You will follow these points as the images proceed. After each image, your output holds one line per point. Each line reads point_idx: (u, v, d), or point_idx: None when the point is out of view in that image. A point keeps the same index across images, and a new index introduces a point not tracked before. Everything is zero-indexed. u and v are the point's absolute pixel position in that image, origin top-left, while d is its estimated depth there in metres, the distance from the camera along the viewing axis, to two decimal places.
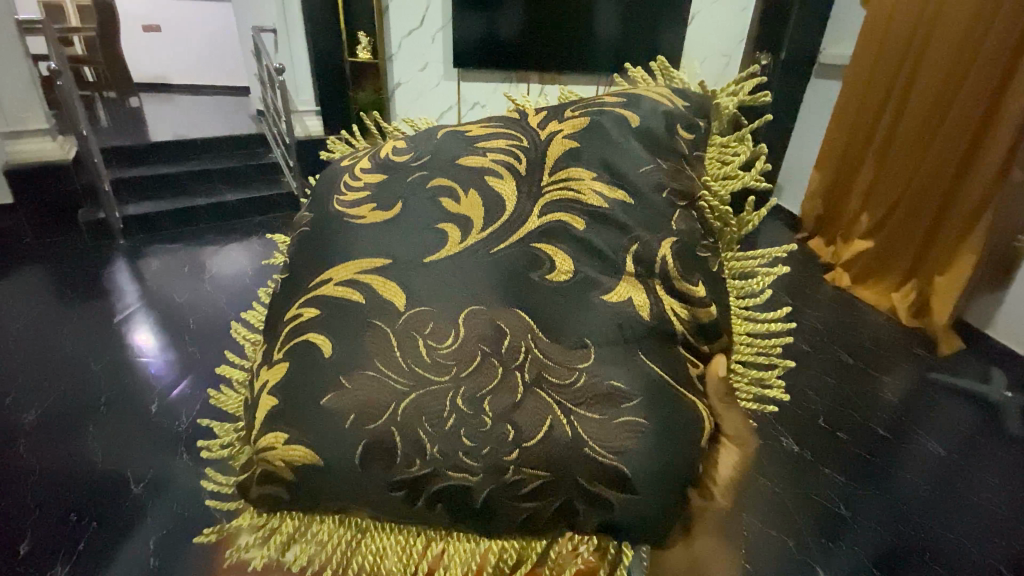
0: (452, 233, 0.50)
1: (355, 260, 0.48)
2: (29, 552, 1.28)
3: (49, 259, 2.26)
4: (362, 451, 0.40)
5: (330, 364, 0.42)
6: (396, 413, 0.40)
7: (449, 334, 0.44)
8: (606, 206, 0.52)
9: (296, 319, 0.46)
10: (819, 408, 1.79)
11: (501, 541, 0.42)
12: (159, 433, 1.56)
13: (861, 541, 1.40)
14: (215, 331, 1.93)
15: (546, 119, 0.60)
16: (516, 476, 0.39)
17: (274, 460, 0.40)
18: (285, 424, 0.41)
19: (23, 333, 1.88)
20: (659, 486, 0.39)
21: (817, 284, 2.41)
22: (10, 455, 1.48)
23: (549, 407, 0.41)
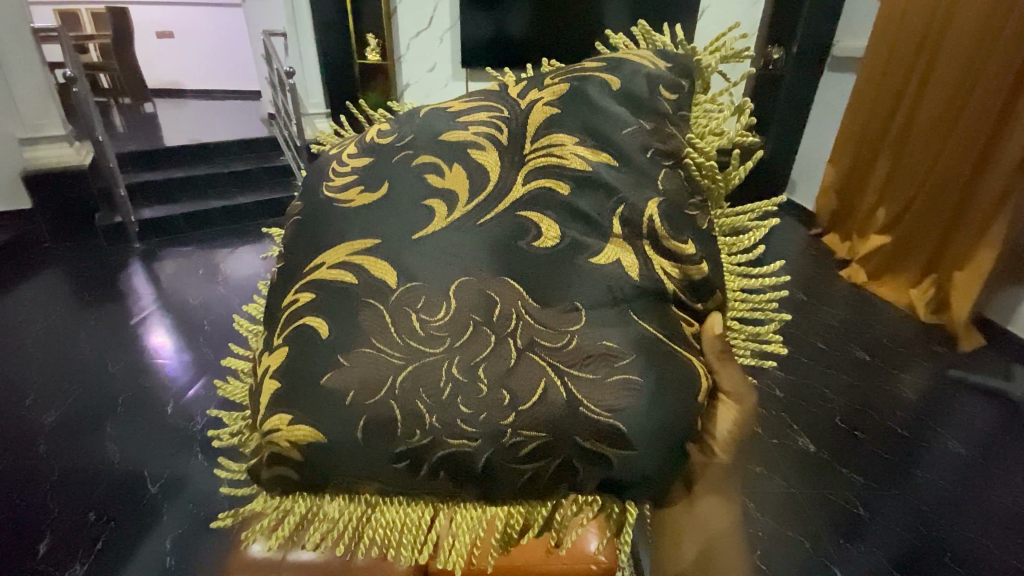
0: (438, 208, 0.49)
1: (346, 243, 0.48)
2: (49, 552, 1.30)
3: (67, 263, 2.30)
4: (364, 426, 0.39)
5: (328, 345, 0.42)
6: (394, 387, 0.40)
7: (441, 306, 0.44)
8: (589, 168, 0.51)
9: (292, 304, 0.46)
10: (835, 406, 1.76)
11: (507, 507, 0.43)
12: (174, 434, 1.58)
13: (879, 542, 1.38)
14: (229, 332, 1.94)
15: (525, 88, 0.58)
16: (514, 440, 0.39)
17: (280, 442, 0.40)
18: (288, 407, 0.41)
19: (41, 335, 1.92)
20: (657, 441, 0.39)
21: (832, 281, 2.37)
22: (30, 456, 1.51)
23: (543, 370, 0.41)
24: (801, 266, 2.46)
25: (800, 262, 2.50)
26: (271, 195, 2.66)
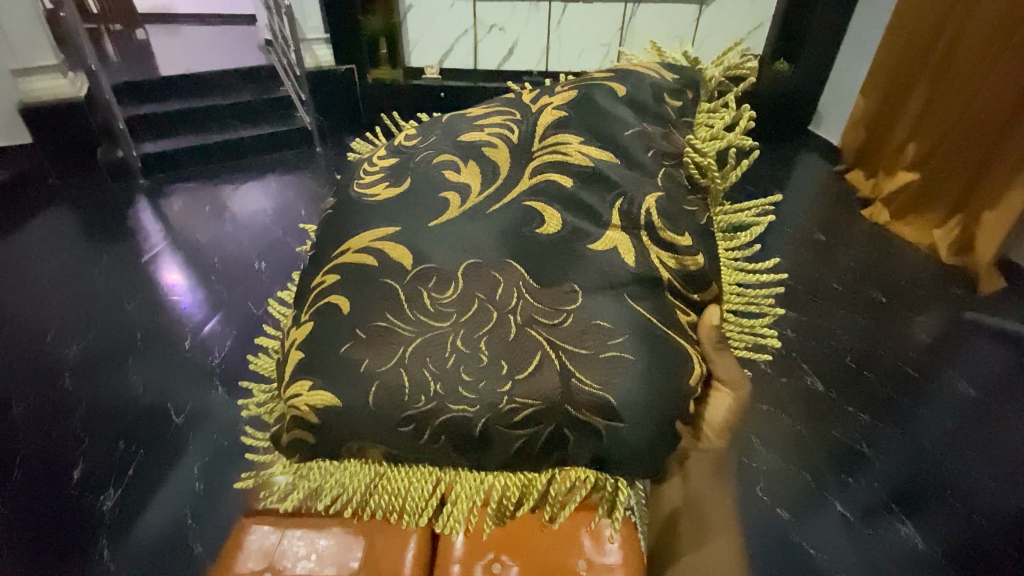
0: (453, 198, 0.69)
1: (370, 233, 0.67)
2: (83, 478, 1.37)
3: (73, 199, 2.29)
4: (375, 389, 0.57)
5: (348, 318, 0.61)
6: (403, 357, 0.58)
7: (449, 286, 0.62)
8: (591, 162, 0.71)
9: (321, 284, 0.65)
10: (846, 347, 1.75)
11: (503, 479, 0.61)
12: (193, 369, 1.62)
13: (878, 476, 1.41)
14: (240, 270, 1.95)
15: (540, 95, 0.83)
16: (511, 405, 0.56)
17: (302, 406, 0.59)
18: (309, 375, 0.59)
19: (55, 271, 1.95)
20: (644, 418, 0.56)
21: (852, 219, 2.30)
22: (55, 389, 1.56)
23: (541, 346, 0.58)
24: (821, 203, 2.39)
25: (819, 199, 2.41)
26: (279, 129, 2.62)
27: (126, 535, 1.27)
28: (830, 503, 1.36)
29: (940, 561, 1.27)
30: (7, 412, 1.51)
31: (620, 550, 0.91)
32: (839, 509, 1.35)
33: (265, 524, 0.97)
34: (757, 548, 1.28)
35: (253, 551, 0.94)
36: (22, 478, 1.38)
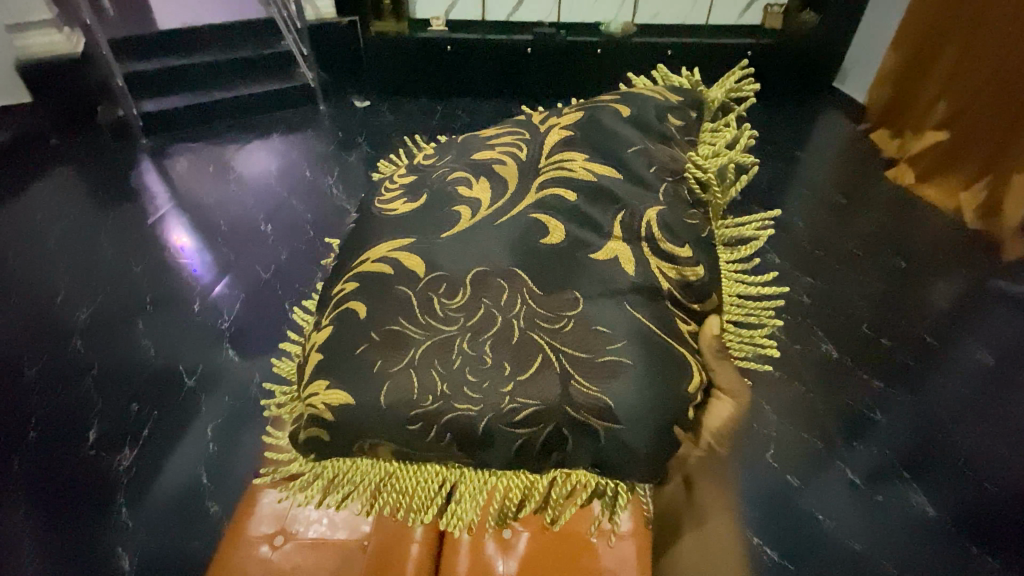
0: (465, 211, 0.83)
1: (389, 245, 0.81)
2: (98, 438, 1.39)
3: (75, 159, 2.27)
4: (386, 388, 0.69)
5: (364, 323, 0.74)
6: (413, 358, 0.71)
7: (459, 293, 0.75)
8: (593, 178, 0.87)
9: (342, 291, 0.78)
10: (862, 313, 1.71)
11: (504, 481, 0.73)
12: (203, 330, 1.62)
13: (888, 442, 1.41)
14: (247, 232, 1.94)
15: (549, 118, 1.00)
16: (512, 403, 0.68)
17: (318, 403, 0.71)
18: (325, 376, 0.72)
19: (63, 234, 1.94)
20: (638, 422, 0.69)
21: (875, 180, 2.22)
22: (68, 351, 1.58)
23: (541, 348, 0.71)
24: (841, 164, 2.31)
25: (840, 160, 2.33)
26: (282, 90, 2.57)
27: (143, 493, 1.30)
28: (836, 467, 1.37)
29: (949, 528, 1.28)
30: (22, 373, 1.53)
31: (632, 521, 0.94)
32: (848, 474, 1.36)
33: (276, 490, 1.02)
34: (766, 514, 1.31)
35: (265, 514, 0.99)
36: (38, 435, 1.41)
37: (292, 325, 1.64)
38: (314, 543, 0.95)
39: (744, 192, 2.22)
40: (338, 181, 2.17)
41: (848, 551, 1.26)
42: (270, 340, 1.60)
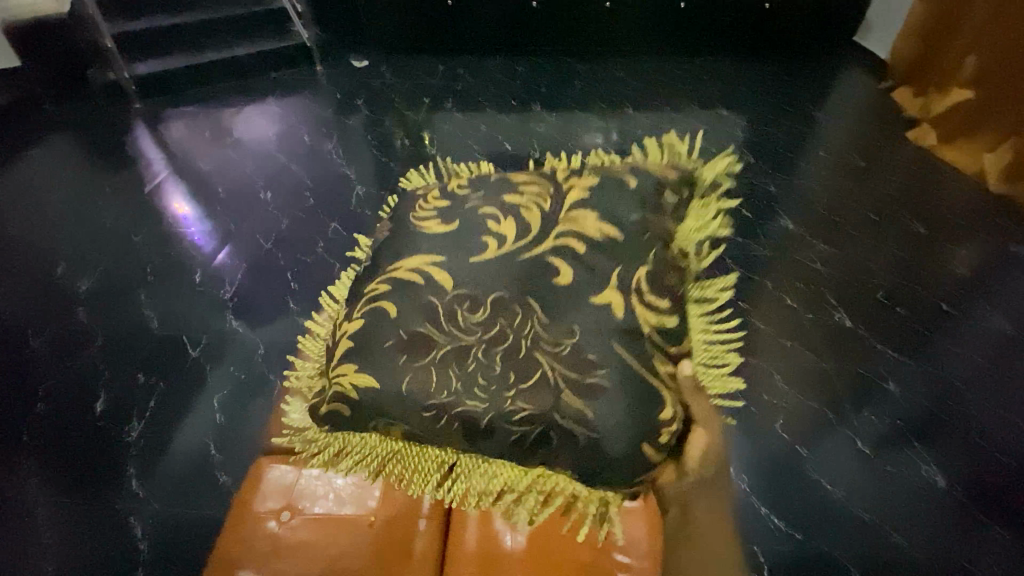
0: (491, 243, 0.93)
1: (421, 254, 0.93)
2: (105, 411, 1.39)
3: (71, 125, 2.24)
4: (405, 382, 0.85)
5: (391, 320, 0.88)
6: (433, 358, 0.85)
7: (479, 311, 0.87)
8: (599, 237, 0.92)
9: (375, 290, 0.92)
10: (879, 281, 1.66)
11: (495, 468, 0.87)
12: (206, 300, 1.60)
13: (895, 410, 1.36)
14: (246, 199, 1.92)
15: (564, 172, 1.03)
16: (511, 405, 0.82)
17: (346, 384, 0.87)
18: (353, 360, 0.88)
19: (63, 205, 1.92)
20: (620, 438, 0.81)
21: (896, 141, 2.13)
22: (70, 321, 1.57)
23: (541, 365, 0.83)
24: (860, 125, 2.22)
25: (859, 121, 2.24)
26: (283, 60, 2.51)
27: (153, 465, 1.29)
28: (844, 434, 1.32)
29: (957, 498, 1.23)
30: (26, 345, 1.52)
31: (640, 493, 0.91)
32: (862, 449, 1.30)
33: (283, 464, 0.99)
34: (770, 483, 1.25)
35: (272, 488, 0.95)
36: (45, 406, 1.41)
37: (294, 294, 1.62)
38: (321, 517, 0.91)
39: (758, 156, 2.14)
40: (338, 146, 2.16)
41: (859, 522, 1.20)
42: (272, 308, 1.59)
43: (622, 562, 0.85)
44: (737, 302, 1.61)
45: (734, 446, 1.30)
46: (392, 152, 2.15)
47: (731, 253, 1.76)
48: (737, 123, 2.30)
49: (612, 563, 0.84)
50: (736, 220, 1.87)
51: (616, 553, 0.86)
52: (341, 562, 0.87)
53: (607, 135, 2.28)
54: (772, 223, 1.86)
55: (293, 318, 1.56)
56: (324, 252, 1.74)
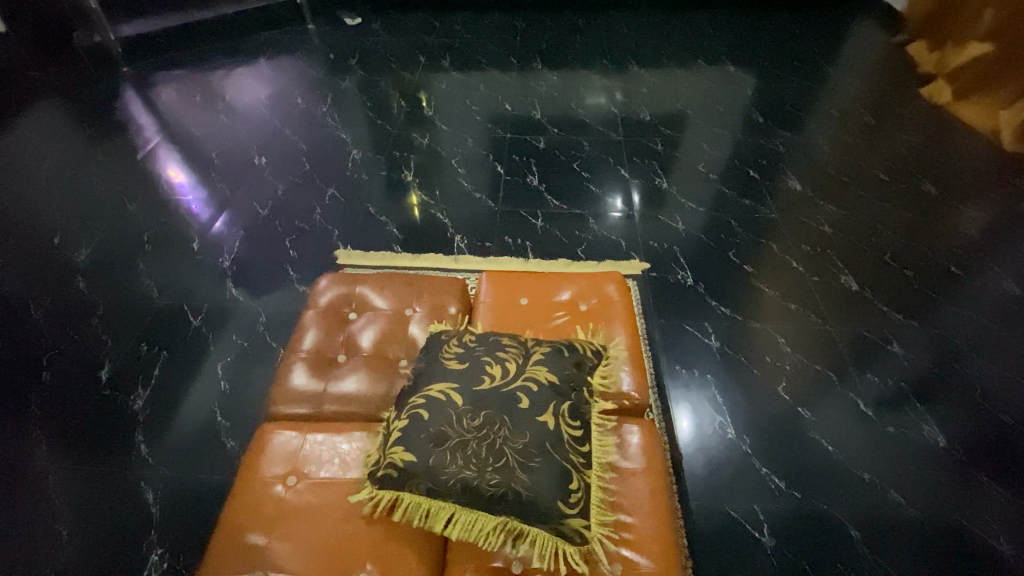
0: (519, 357, 0.92)
1: (451, 369, 0.90)
2: (112, 378, 1.37)
3: (62, 92, 2.22)
4: (455, 467, 0.78)
5: (432, 421, 0.83)
6: (484, 443, 0.80)
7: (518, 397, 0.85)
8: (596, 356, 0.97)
9: (413, 405, 0.86)
10: (887, 243, 1.63)
11: (541, 532, 0.76)
12: (205, 268, 1.60)
13: (896, 371, 1.34)
14: (240, 165, 1.90)
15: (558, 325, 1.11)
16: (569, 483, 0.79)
17: (397, 460, 0.81)
18: (403, 444, 0.82)
19: (57, 174, 1.89)
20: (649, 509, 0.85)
21: (910, 99, 2.09)
22: (70, 290, 1.56)
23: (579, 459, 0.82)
24: (871, 84, 2.18)
25: (870, 80, 2.19)
26: (281, 36, 2.53)
27: (162, 430, 1.28)
28: (844, 392, 1.31)
29: (958, 458, 1.21)
30: (26, 314, 1.50)
31: (642, 455, 0.92)
32: (867, 411, 1.28)
33: (288, 430, 0.97)
34: (770, 443, 1.22)
35: (277, 454, 0.93)
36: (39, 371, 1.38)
37: (293, 262, 1.61)
38: (327, 481, 0.89)
39: (766, 116, 2.09)
40: (332, 110, 2.13)
41: (861, 482, 1.17)
42: (271, 276, 1.58)
43: (626, 522, 0.84)
44: (741, 265, 1.58)
45: (735, 407, 1.29)
46: (388, 116, 2.10)
47: (737, 216, 1.73)
48: (745, 82, 2.24)
49: (617, 522, 0.83)
50: (741, 182, 1.84)
51: (621, 512, 0.85)
52: (348, 523, 0.84)
53: (611, 94, 2.21)
54: (779, 184, 1.82)
55: (293, 287, 1.55)
56: (321, 218, 1.72)
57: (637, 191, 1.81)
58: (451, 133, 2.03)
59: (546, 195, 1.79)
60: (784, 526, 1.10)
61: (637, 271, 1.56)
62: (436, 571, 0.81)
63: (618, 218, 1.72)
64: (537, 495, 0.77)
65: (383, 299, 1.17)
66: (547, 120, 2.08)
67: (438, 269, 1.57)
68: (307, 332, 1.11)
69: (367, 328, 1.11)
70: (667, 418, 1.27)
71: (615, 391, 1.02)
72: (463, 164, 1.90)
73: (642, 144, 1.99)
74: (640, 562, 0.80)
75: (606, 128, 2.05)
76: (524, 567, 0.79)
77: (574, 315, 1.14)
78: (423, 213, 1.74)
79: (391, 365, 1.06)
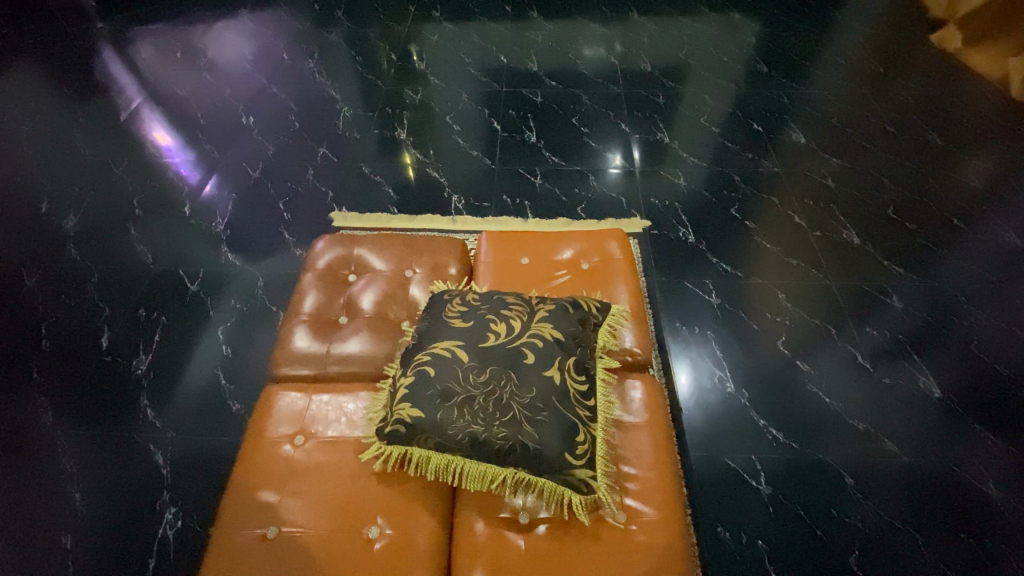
0: (523, 314, 0.91)
1: (454, 326, 0.89)
2: (112, 344, 1.37)
3: (37, 51, 2.14)
4: (461, 421, 0.79)
5: (437, 378, 0.83)
6: (489, 398, 0.80)
7: (524, 354, 0.85)
8: (600, 311, 0.97)
9: (418, 363, 0.86)
10: (890, 196, 1.61)
11: (548, 484, 0.77)
12: (198, 233, 1.57)
13: (893, 324, 1.34)
14: (228, 125, 1.85)
15: (564, 283, 1.10)
16: (576, 434, 0.79)
17: (404, 416, 0.81)
18: (409, 400, 0.82)
19: (39, 138, 1.83)
20: (651, 464, 0.86)
21: (918, 47, 2.04)
22: (62, 257, 1.53)
23: (586, 412, 0.83)
24: (878, 32, 2.11)
25: (877, 27, 2.13)
26: None
27: (166, 395, 1.28)
28: (841, 344, 1.31)
29: (952, 408, 1.21)
30: (20, 282, 1.48)
31: (645, 409, 0.93)
32: (866, 365, 1.28)
33: (293, 391, 0.97)
34: (769, 396, 1.23)
35: (284, 415, 0.93)
36: (34, 339, 1.38)
37: (288, 225, 1.59)
38: (335, 440, 0.89)
39: (771, 65, 2.01)
40: (320, 65, 2.06)
41: (856, 432, 1.18)
42: (266, 240, 1.55)
43: (630, 473, 0.84)
44: (742, 222, 1.56)
45: (734, 361, 1.29)
46: (379, 72, 2.03)
47: (738, 170, 1.69)
48: (749, 30, 2.15)
49: (620, 474, 0.84)
50: (744, 136, 1.79)
51: (624, 464, 0.85)
52: (357, 479, 0.84)
53: (610, 44, 2.12)
54: (783, 137, 1.78)
55: (289, 250, 1.53)
56: (314, 179, 1.69)
57: (637, 145, 1.77)
58: (444, 88, 1.96)
59: (544, 151, 1.75)
60: (781, 476, 1.12)
61: (638, 229, 1.54)
62: (445, 525, 0.83)
63: (616, 175, 1.68)
64: (541, 449, 0.77)
65: (382, 261, 1.16)
66: (544, 73, 2.01)
67: (437, 230, 1.55)
68: (307, 295, 1.10)
69: (367, 290, 1.10)
70: (667, 374, 1.27)
71: (619, 347, 1.02)
72: (457, 120, 1.85)
73: (641, 97, 1.93)
74: (642, 511, 0.81)
75: (606, 80, 1.98)
76: (531, 517, 0.80)
77: (576, 274, 1.13)
78: (418, 172, 1.70)
79: (393, 326, 1.05)
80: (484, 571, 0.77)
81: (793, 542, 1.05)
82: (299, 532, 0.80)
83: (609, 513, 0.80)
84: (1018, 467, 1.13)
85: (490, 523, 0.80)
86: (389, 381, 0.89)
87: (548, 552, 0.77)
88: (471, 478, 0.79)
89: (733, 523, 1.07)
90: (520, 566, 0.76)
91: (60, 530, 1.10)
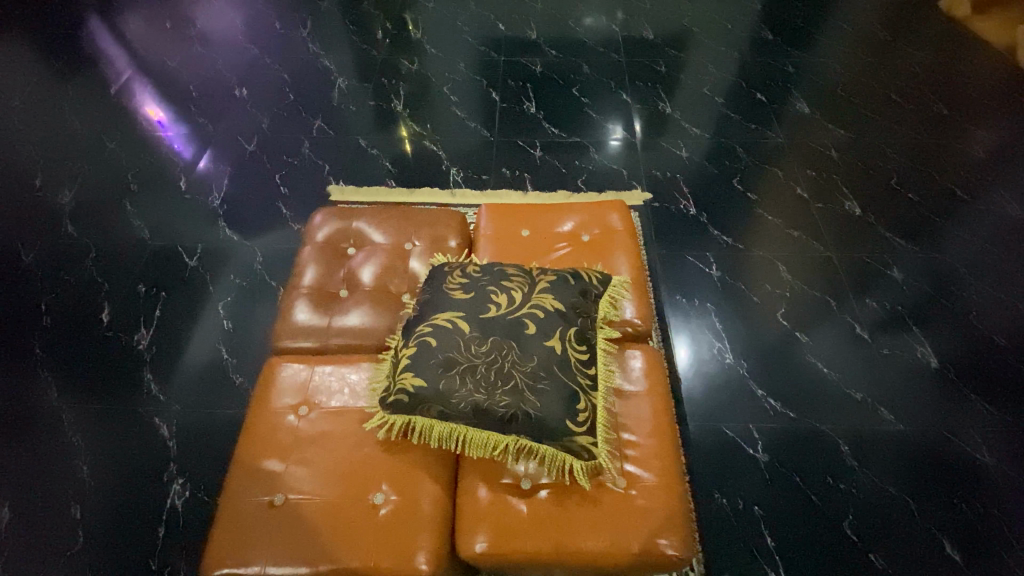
0: (524, 286, 0.91)
1: (454, 298, 0.89)
2: (111, 320, 1.37)
3: (21, 23, 2.09)
4: (463, 389, 0.79)
5: (439, 349, 0.83)
6: (491, 367, 0.81)
7: (525, 325, 0.85)
8: (600, 282, 0.97)
9: (419, 334, 0.86)
10: (893, 167, 1.59)
11: (550, 449, 0.78)
12: (196, 207, 1.56)
13: (893, 295, 1.34)
14: (221, 97, 1.81)
15: (565, 255, 1.10)
16: (577, 401, 0.80)
17: (407, 385, 0.81)
18: (412, 370, 0.82)
19: (29, 113, 1.80)
20: (651, 431, 0.87)
21: (926, 14, 1.99)
22: (58, 233, 1.52)
23: (586, 382, 0.83)
24: None
25: None
26: None
27: (168, 370, 1.29)
28: (840, 316, 1.32)
29: (948, 377, 1.22)
30: (17, 259, 1.47)
31: (645, 378, 0.93)
32: (863, 335, 1.29)
33: (295, 363, 0.98)
34: (768, 367, 1.24)
35: (287, 386, 0.94)
36: (33, 316, 1.38)
37: (285, 198, 1.57)
38: (338, 410, 0.90)
39: (775, 32, 1.97)
40: (314, 34, 2.01)
41: (853, 401, 1.19)
42: (264, 214, 1.54)
43: (631, 440, 0.86)
44: (744, 193, 1.54)
45: (734, 332, 1.29)
46: (374, 40, 1.98)
47: (740, 141, 1.66)
48: None
49: (620, 441, 0.85)
50: (747, 106, 1.76)
51: (624, 432, 0.87)
52: (362, 447, 0.86)
53: (611, 12, 2.07)
54: (786, 107, 1.74)
55: (287, 224, 1.52)
56: (310, 151, 1.66)
57: (638, 115, 1.74)
58: (441, 58, 1.91)
59: (543, 122, 1.72)
60: (778, 443, 1.14)
61: (639, 202, 1.53)
62: (448, 491, 0.84)
63: (617, 146, 1.66)
64: (541, 418, 0.78)
65: (381, 234, 1.15)
66: (543, 41, 1.96)
67: (435, 204, 1.53)
68: (306, 269, 1.09)
69: (367, 263, 1.10)
70: (666, 346, 1.28)
71: (619, 318, 1.02)
72: (455, 91, 1.81)
73: (643, 66, 1.88)
74: (642, 476, 0.82)
75: (606, 48, 1.94)
76: (533, 482, 0.82)
77: (576, 245, 1.12)
78: (415, 144, 1.67)
79: (393, 300, 1.05)
80: (488, 534, 0.79)
81: (788, 507, 1.07)
82: (305, 499, 0.81)
83: (610, 478, 0.82)
84: (1012, 435, 1.15)
85: (492, 489, 0.82)
86: (391, 351, 0.90)
87: (549, 516, 0.79)
88: (473, 445, 0.80)
89: (730, 489, 1.09)
90: (522, 529, 0.78)
91: (70, 502, 1.12)
